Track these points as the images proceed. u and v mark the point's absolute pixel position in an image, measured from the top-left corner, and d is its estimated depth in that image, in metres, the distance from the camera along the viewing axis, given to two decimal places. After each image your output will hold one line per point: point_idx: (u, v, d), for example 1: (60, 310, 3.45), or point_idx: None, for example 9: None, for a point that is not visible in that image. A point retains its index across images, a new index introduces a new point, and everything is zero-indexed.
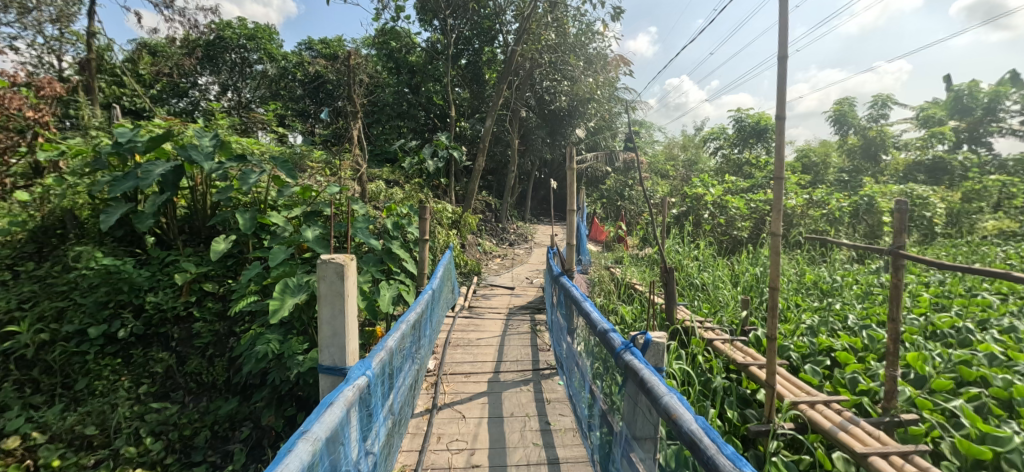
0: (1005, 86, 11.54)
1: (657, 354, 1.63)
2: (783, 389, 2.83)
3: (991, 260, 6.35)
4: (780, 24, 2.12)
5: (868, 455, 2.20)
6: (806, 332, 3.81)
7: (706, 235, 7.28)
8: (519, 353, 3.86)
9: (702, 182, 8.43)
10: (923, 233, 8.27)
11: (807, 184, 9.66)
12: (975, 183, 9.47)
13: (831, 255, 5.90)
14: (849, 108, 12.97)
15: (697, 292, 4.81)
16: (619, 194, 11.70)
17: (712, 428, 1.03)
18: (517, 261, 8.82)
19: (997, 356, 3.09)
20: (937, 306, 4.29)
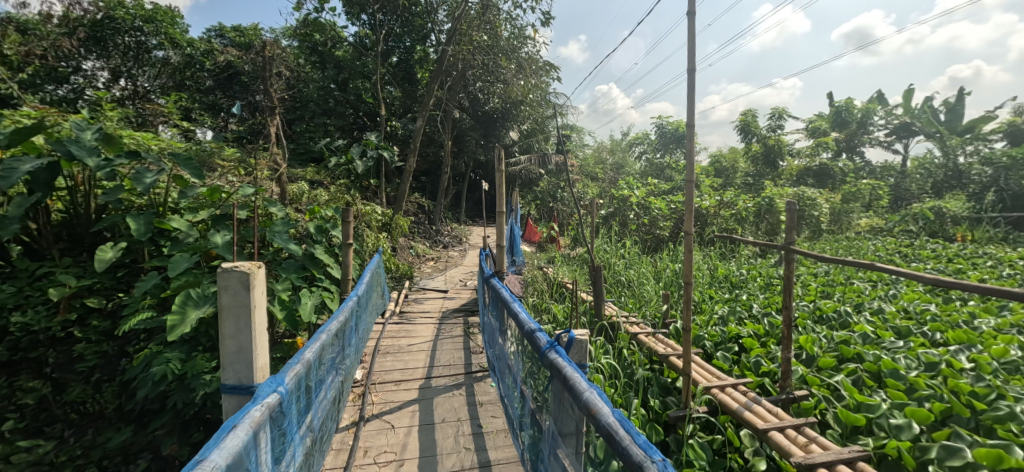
0: (874, 104, 13.42)
1: (581, 351, 1.69)
2: (698, 376, 3.07)
3: (864, 252, 7.38)
4: (689, 38, 2.30)
5: (768, 431, 2.43)
6: (718, 322, 4.17)
7: (632, 234, 7.70)
8: (451, 357, 3.82)
9: (628, 184, 8.88)
10: (812, 230, 9.40)
11: (719, 186, 10.54)
12: (853, 186, 10.90)
13: (739, 251, 6.49)
14: (752, 118, 14.35)
15: (623, 289, 5.08)
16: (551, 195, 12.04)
17: (627, 420, 1.08)
18: (451, 263, 8.72)
19: (868, 335, 3.58)
20: (823, 294, 4.89)
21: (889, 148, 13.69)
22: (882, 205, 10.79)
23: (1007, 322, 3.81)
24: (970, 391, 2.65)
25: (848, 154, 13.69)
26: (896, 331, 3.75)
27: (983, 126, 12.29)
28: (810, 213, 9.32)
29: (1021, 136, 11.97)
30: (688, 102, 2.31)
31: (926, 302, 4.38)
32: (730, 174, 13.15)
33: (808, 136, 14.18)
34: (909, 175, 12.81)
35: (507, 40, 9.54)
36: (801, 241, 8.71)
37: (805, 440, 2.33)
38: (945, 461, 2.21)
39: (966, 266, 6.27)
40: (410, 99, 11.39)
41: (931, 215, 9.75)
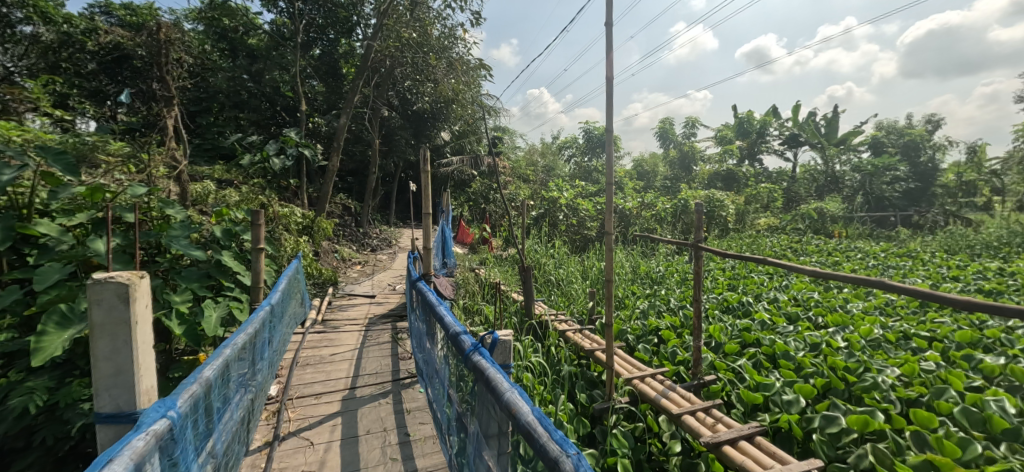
0: (769, 117, 15.01)
1: (504, 351, 1.72)
2: (620, 368, 3.23)
3: (763, 248, 8.27)
4: (608, 48, 2.42)
5: (682, 415, 2.62)
6: (640, 316, 4.44)
7: (561, 234, 7.95)
8: (377, 364, 3.68)
9: (557, 185, 9.09)
10: (721, 228, 10.29)
11: (640, 188, 11.20)
12: (753, 190, 12.17)
13: (658, 249, 6.94)
14: (669, 126, 15.45)
15: (553, 288, 5.22)
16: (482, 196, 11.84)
17: (546, 417, 1.11)
18: (379, 267, 8.41)
19: (766, 322, 4.01)
20: (730, 286, 5.39)
21: (782, 155, 15.42)
22: (777, 205, 12.12)
23: (871, 305, 4.47)
24: (844, 367, 3.06)
25: (749, 160, 15.17)
26: (788, 317, 4.24)
27: (853, 138, 14.26)
28: (718, 213, 10.25)
29: (881, 147, 14.09)
30: (606, 110, 2.43)
31: (812, 290, 5.01)
32: (652, 177, 14.27)
33: (717, 144, 15.85)
34: (799, 179, 13.86)
35: (437, 39, 9.31)
36: (712, 238, 9.54)
37: (712, 421, 2.54)
38: (826, 430, 2.52)
39: (841, 258, 7.28)
40: (334, 95, 10.78)
41: (814, 215, 11.12)
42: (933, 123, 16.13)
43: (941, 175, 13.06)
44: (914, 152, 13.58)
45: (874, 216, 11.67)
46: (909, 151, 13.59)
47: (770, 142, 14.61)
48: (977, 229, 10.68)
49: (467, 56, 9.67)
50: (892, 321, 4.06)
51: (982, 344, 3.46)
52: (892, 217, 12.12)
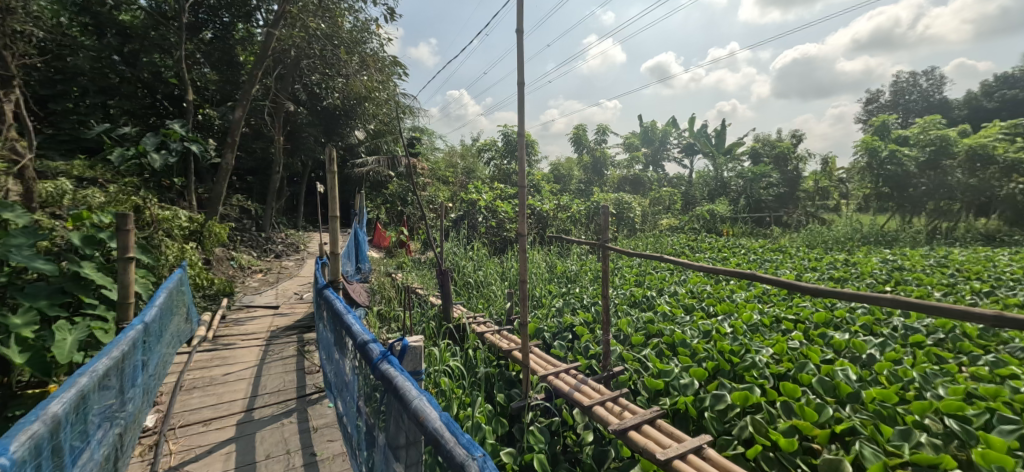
0: (670, 127, 16.43)
1: (415, 358, 1.70)
2: (536, 366, 3.31)
3: (665, 247, 9.00)
4: (519, 54, 2.48)
5: (592, 406, 2.75)
6: (556, 313, 4.61)
7: (481, 237, 7.98)
8: (280, 381, 3.38)
9: (476, 188, 9.06)
10: (629, 228, 11.02)
11: (556, 191, 11.57)
12: (657, 193, 13.24)
13: (573, 249, 7.24)
14: (583, 132, 16.16)
15: (473, 291, 5.22)
16: (399, 198, 11.37)
17: (454, 421, 1.10)
18: (284, 274, 7.77)
19: (667, 314, 4.40)
20: (637, 282, 5.82)
21: (680, 162, 16.96)
22: (677, 207, 13.28)
23: (751, 294, 5.09)
24: (730, 350, 3.45)
25: (654, 166, 16.45)
26: (686, 308, 4.68)
27: (737, 148, 16.09)
28: (627, 215, 10.95)
29: (759, 157, 16.08)
30: (519, 113, 2.48)
31: (705, 283, 5.57)
32: (568, 180, 14.83)
33: (626, 150, 16.93)
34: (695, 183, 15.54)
35: (348, 32, 8.75)
36: (621, 238, 10.17)
37: (619, 409, 2.70)
38: (715, 407, 2.81)
39: (729, 254, 8.17)
40: (230, 85, 9.85)
41: (706, 215, 12.44)
42: (797, 137, 18.72)
43: (803, 181, 15.24)
44: (784, 163, 15.27)
45: (754, 217, 13.33)
46: (780, 162, 15.31)
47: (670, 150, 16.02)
48: (829, 227, 12.67)
49: (381, 52, 9.30)
50: (767, 307, 4.67)
51: (833, 323, 4.11)
52: (767, 217, 13.92)
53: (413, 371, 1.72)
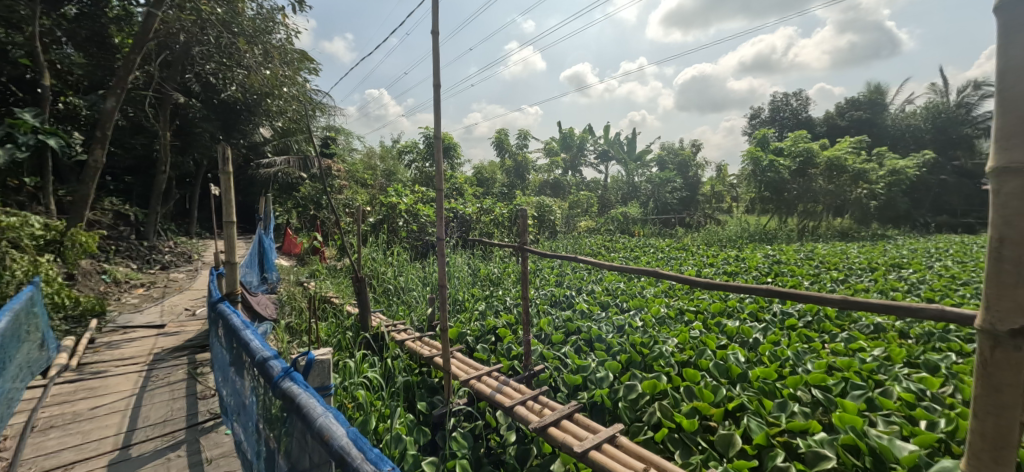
0: (586, 134, 17.25)
1: (323, 371, 1.62)
2: (458, 370, 3.28)
3: (584, 248, 9.43)
4: (434, 56, 2.44)
5: (514, 405, 2.78)
6: (479, 317, 4.61)
7: (402, 241, 7.74)
8: (165, 411, 2.98)
9: (395, 191, 8.76)
10: (550, 231, 11.36)
11: (479, 195, 11.58)
12: (575, 197, 13.78)
13: (495, 252, 7.29)
14: (505, 136, 16.35)
15: (393, 298, 5.04)
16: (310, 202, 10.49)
17: (362, 436, 1.05)
18: (172, 288, 6.90)
19: (585, 312, 4.60)
20: (557, 282, 6.02)
21: (596, 168, 17.84)
22: (594, 209, 13.94)
23: (659, 289, 5.53)
24: (640, 342, 3.70)
25: (572, 171, 17.17)
26: (601, 304, 4.95)
27: (646, 155, 17.31)
28: (548, 217, 11.27)
29: (664, 164, 17.47)
30: (435, 115, 2.44)
31: (619, 281, 5.95)
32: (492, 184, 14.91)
33: (546, 155, 17.45)
34: (610, 187, 16.49)
35: (250, 20, 8.01)
36: (543, 240, 10.44)
37: (539, 407, 2.76)
38: (628, 397, 3.00)
39: (640, 253, 8.78)
40: (101, 70, 8.53)
41: (620, 218, 13.25)
42: (696, 146, 20.61)
43: (702, 186, 16.82)
44: (686, 169, 16.92)
45: (661, 220, 14.45)
46: (682, 168, 16.95)
47: (587, 155, 16.81)
48: (722, 227, 14.11)
49: (289, 45, 8.63)
50: (672, 301, 5.09)
51: (726, 311, 4.60)
52: (673, 219, 15.17)
53: (319, 386, 1.60)
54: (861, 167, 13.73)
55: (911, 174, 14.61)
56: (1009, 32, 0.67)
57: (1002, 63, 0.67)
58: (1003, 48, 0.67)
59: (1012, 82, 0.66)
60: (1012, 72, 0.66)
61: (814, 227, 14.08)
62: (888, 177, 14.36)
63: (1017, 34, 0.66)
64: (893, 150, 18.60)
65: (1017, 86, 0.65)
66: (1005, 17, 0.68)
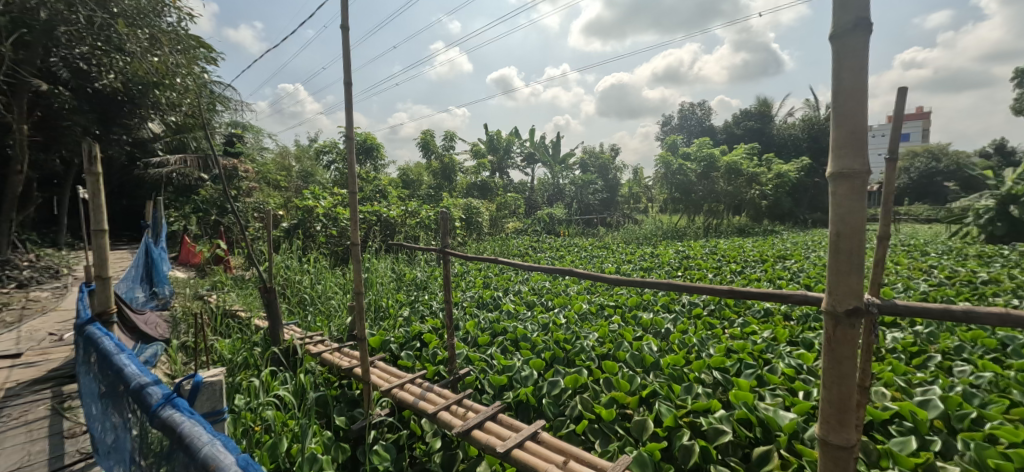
0: (513, 136, 17.47)
1: (214, 395, 1.56)
2: (379, 380, 3.15)
3: (513, 249, 9.54)
4: (343, 53, 2.33)
5: (437, 412, 2.73)
6: (404, 323, 4.49)
7: (320, 247, 7.28)
8: (19, 456, 2.52)
9: (312, 194, 8.21)
10: (479, 233, 11.34)
11: (405, 197, 11.21)
12: (503, 198, 13.86)
13: (421, 256, 7.13)
14: (430, 137, 16.02)
15: (309, 308, 4.72)
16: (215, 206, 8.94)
17: (254, 464, 0.97)
18: (34, 309, 5.87)
19: (511, 312, 4.67)
20: (484, 284, 6.05)
21: (523, 170, 18.13)
22: (521, 211, 14.13)
23: (582, 286, 5.77)
24: (563, 339, 3.84)
25: (499, 173, 17.33)
26: (528, 304, 5.06)
27: (569, 158, 17.90)
28: (476, 219, 11.24)
29: (586, 166, 18.23)
30: (347, 114, 2.32)
31: (544, 280, 6.12)
32: (417, 186, 14.54)
33: (473, 157, 17.40)
34: (536, 189, 16.85)
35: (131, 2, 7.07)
36: (472, 242, 10.41)
37: (462, 411, 2.73)
38: (552, 393, 3.09)
39: (566, 253, 9.08)
40: None
41: (545, 219, 13.59)
42: (615, 150, 21.77)
43: (621, 187, 17.77)
44: (606, 171, 17.81)
45: (583, 220, 15.06)
46: (603, 171, 17.80)
47: (515, 158, 17.03)
48: (639, 226, 15.01)
49: (181, 31, 7.72)
50: (594, 297, 5.35)
51: (641, 305, 4.92)
52: (595, 219, 15.88)
53: (208, 411, 1.53)
54: (754, 171, 15.42)
55: (793, 176, 16.68)
56: (839, 55, 0.79)
57: (836, 81, 0.79)
58: (836, 67, 0.79)
59: (841, 98, 0.78)
60: (843, 89, 0.78)
61: (716, 224, 15.51)
62: (775, 179, 16.26)
63: (847, 55, 0.77)
64: (779, 156, 21.10)
65: (847, 101, 0.77)
66: (838, 42, 0.79)
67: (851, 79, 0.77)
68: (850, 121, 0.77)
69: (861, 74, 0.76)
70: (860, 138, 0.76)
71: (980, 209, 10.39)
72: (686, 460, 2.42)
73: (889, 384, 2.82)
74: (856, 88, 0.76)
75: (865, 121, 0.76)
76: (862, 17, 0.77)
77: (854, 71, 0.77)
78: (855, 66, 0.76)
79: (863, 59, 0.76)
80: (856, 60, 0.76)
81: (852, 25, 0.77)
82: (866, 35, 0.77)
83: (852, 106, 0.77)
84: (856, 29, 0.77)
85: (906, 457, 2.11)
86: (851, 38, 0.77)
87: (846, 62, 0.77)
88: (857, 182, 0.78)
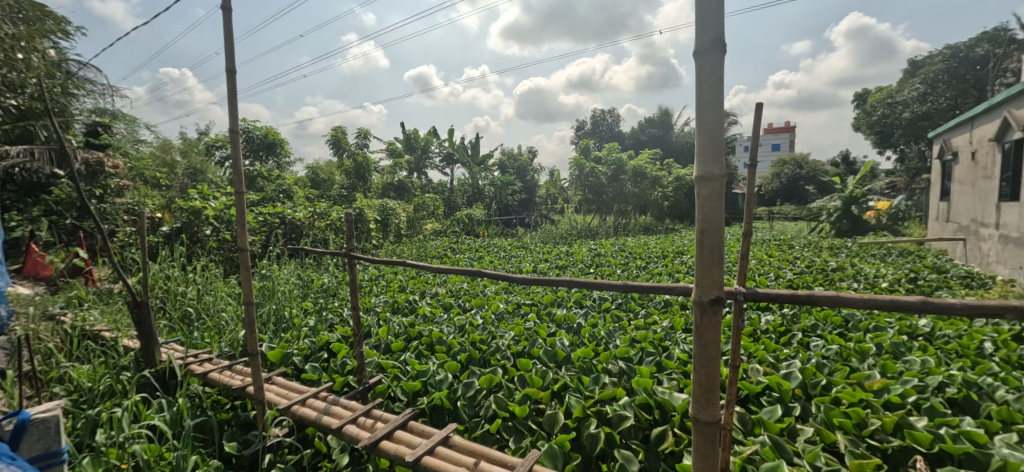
0: (430, 136, 17.09)
1: (48, 434, 1.47)
2: (276, 397, 2.88)
3: (431, 252, 9.32)
4: (225, 38, 2.11)
5: (342, 426, 2.56)
6: (309, 333, 4.19)
7: (210, 254, 6.51)
8: None
9: (199, 194, 7.29)
10: (395, 235, 10.94)
11: (314, 197, 10.41)
12: (422, 198, 13.46)
13: (330, 261, 6.69)
14: (341, 134, 15.11)
15: (194, 322, 4.20)
16: (72, 204, 7.40)
17: None
18: None
19: (427, 316, 4.57)
20: (400, 287, 5.86)
21: (442, 170, 17.83)
22: (439, 212, 13.86)
23: (500, 286, 5.84)
24: (479, 340, 3.84)
25: (417, 173, 16.86)
26: (444, 306, 5.00)
27: (488, 159, 17.97)
28: (392, 220, 10.81)
29: (505, 167, 18.43)
30: (231, 106, 2.09)
31: (463, 281, 6.09)
32: (328, 186, 13.65)
33: (388, 156, 16.74)
34: (455, 189, 16.60)
35: None
36: (388, 245, 10.00)
37: (371, 422, 2.60)
38: (466, 394, 3.07)
39: (485, 254, 9.11)
40: None
41: (465, 220, 13.45)
42: (532, 152, 22.33)
43: (538, 189, 18.22)
44: (523, 173, 18.15)
45: (502, 220, 15.20)
46: (521, 172, 18.08)
47: (433, 157, 16.74)
48: (556, 226, 15.57)
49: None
50: (511, 296, 5.44)
51: (556, 301, 5.12)
52: (514, 219, 16.09)
53: (38, 454, 1.43)
54: (657, 174, 16.80)
55: (689, 180, 18.40)
56: (701, 72, 0.88)
57: (699, 94, 0.88)
58: (699, 82, 0.89)
59: (703, 107, 0.88)
60: (703, 101, 0.88)
61: (625, 223, 16.59)
62: (674, 182, 17.79)
63: (707, 72, 0.87)
64: (678, 161, 23.21)
65: (706, 113, 0.87)
66: (699, 59, 0.88)
67: (710, 91, 0.87)
68: (710, 130, 0.87)
69: (718, 90, 0.86)
70: (718, 147, 0.86)
71: (831, 208, 12.33)
72: (593, 447, 2.54)
73: (762, 361, 3.23)
74: (714, 102, 0.86)
75: (721, 130, 0.86)
76: (718, 38, 0.86)
77: (712, 86, 0.86)
78: (713, 82, 0.86)
79: (719, 77, 0.86)
80: (712, 76, 0.86)
81: (710, 45, 0.86)
82: (721, 54, 0.87)
83: (711, 116, 0.86)
84: (713, 48, 0.86)
85: (773, 423, 2.42)
86: (710, 56, 0.86)
87: (707, 78, 0.86)
88: (716, 186, 0.88)
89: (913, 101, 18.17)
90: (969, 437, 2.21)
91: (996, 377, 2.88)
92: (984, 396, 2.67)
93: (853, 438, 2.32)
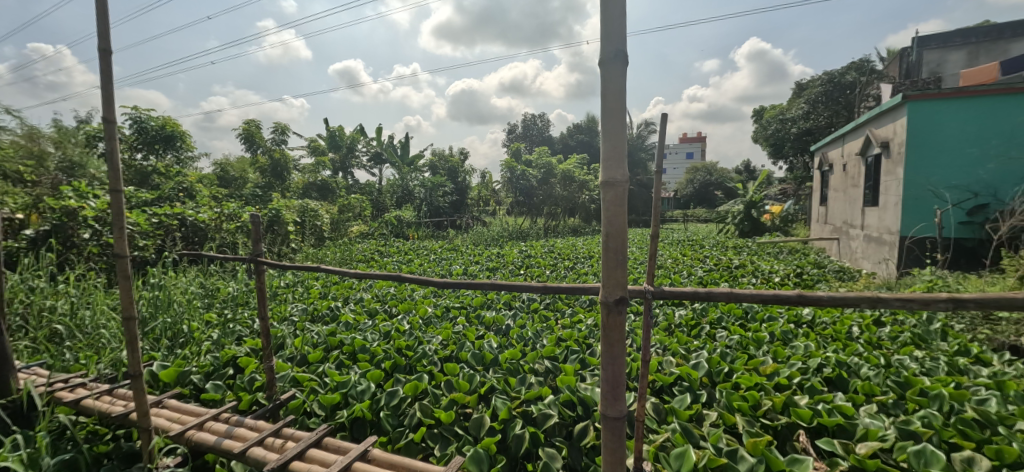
0: (357, 134, 16.31)
1: None
2: (168, 423, 2.56)
3: (356, 255, 8.91)
4: (98, 12, 1.83)
5: (247, 449, 2.33)
6: (211, 348, 3.80)
7: (90, 261, 5.65)
8: None
9: (74, 192, 6.28)
10: (317, 237, 10.34)
11: (222, 197, 9.47)
12: (346, 199, 12.83)
13: (241, 267, 6.13)
14: (255, 129, 13.93)
15: (64, 342, 3.61)
16: None
17: None
18: None
19: (349, 323, 4.34)
20: (321, 294, 5.52)
21: (369, 169, 17.11)
22: (366, 213, 13.28)
23: (429, 290, 5.73)
24: (404, 346, 3.72)
25: (342, 173, 16.02)
26: (369, 312, 4.78)
27: (418, 160, 17.58)
28: (313, 222, 10.19)
29: (435, 169, 18.13)
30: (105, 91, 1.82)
31: (390, 286, 5.88)
32: (239, 184, 12.51)
33: (309, 154, 15.75)
34: (384, 190, 15.99)
35: None
36: (310, 248, 9.38)
37: (281, 442, 2.40)
38: (390, 404, 2.95)
39: (414, 257, 8.89)
40: None
41: (393, 222, 13.03)
42: (462, 153, 22.20)
43: (469, 190, 18.14)
44: (454, 174, 17.98)
45: (431, 222, 14.93)
46: (451, 174, 17.90)
47: (358, 157, 16.02)
48: (487, 228, 15.62)
49: None
50: (440, 300, 5.35)
51: (486, 304, 5.11)
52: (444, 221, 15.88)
53: None
54: (584, 178, 17.43)
55: None
56: (606, 80, 0.92)
57: (603, 101, 0.92)
58: (603, 91, 0.92)
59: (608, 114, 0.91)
60: (607, 109, 0.92)
61: (554, 225, 17.08)
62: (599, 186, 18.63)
63: (610, 81, 0.91)
64: None
65: (611, 120, 0.91)
66: (605, 68, 0.92)
67: (613, 98, 0.91)
68: (613, 137, 0.91)
69: (620, 100, 0.90)
70: (620, 153, 0.91)
71: (735, 211, 13.62)
72: (519, 447, 2.56)
73: (674, 353, 3.46)
74: (616, 110, 0.90)
75: (622, 137, 0.90)
76: (620, 50, 0.90)
77: (615, 94, 0.90)
78: (616, 91, 0.90)
79: (622, 86, 0.90)
80: (615, 84, 0.90)
81: (612, 56, 0.90)
82: (622, 65, 0.91)
83: (614, 123, 0.90)
84: (614, 59, 0.90)
85: (683, 411, 2.60)
86: (613, 66, 0.90)
87: (611, 86, 0.90)
88: (620, 191, 0.92)
89: (799, 118, 20.61)
90: (841, 411, 2.53)
91: (861, 356, 3.34)
92: (852, 373, 3.08)
93: (750, 418, 2.57)
